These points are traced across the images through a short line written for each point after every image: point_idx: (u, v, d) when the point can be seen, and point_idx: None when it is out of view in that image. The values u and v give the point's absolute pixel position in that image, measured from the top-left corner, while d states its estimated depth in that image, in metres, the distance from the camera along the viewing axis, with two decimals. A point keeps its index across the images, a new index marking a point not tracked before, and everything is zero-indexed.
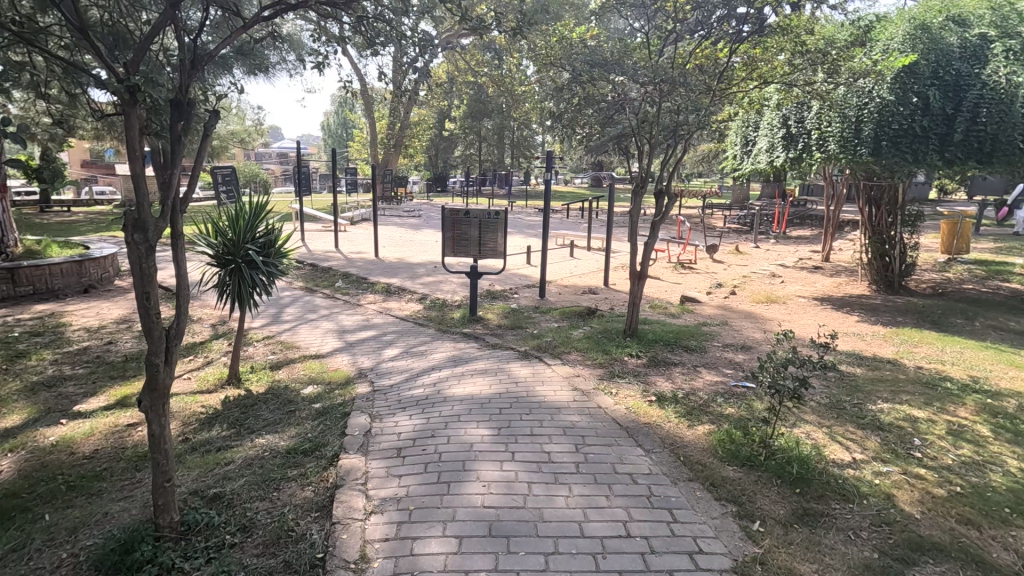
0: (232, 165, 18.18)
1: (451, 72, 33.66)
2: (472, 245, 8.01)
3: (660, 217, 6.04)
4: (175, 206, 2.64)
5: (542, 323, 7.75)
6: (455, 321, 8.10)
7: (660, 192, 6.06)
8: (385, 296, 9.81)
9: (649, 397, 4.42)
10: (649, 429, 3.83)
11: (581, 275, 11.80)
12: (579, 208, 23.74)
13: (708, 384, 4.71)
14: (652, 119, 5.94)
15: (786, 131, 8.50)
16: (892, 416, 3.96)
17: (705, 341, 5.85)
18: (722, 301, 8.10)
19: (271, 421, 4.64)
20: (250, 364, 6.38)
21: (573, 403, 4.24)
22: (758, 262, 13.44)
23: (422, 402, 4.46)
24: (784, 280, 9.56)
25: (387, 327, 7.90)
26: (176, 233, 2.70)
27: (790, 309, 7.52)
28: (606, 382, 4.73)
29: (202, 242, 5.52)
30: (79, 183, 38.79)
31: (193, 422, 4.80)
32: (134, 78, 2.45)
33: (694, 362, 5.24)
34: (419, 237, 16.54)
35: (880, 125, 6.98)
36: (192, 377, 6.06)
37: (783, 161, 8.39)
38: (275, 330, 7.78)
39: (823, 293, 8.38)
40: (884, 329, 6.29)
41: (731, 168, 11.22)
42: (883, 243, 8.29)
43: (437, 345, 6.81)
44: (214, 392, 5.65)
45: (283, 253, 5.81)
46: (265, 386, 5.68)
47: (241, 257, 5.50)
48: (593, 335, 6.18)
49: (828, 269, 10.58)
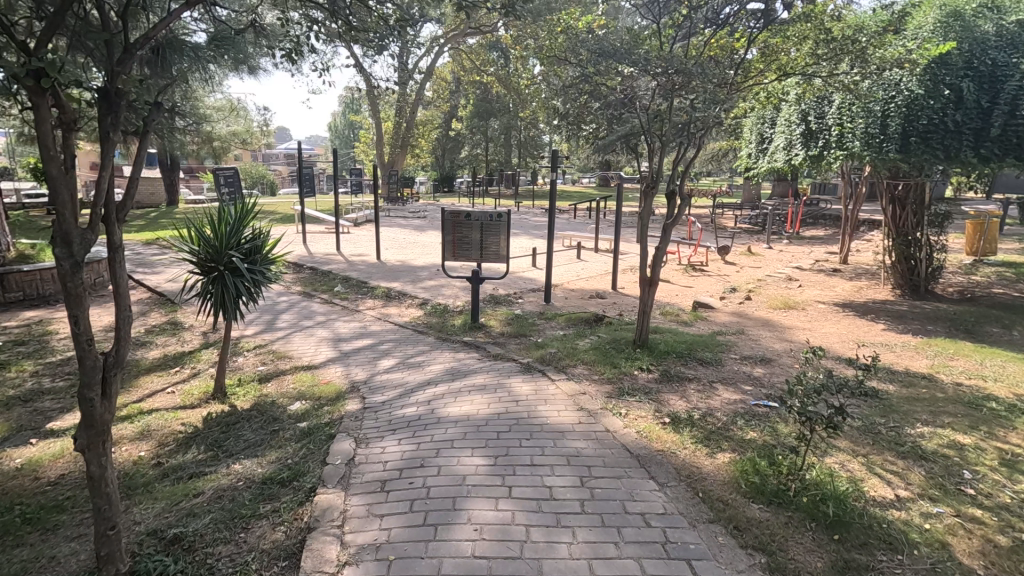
0: (235, 167, 17.98)
1: (457, 71, 33.40)
2: (474, 249, 7.65)
3: (672, 219, 5.62)
4: (110, 210, 2.33)
5: (548, 330, 7.39)
6: (456, 328, 7.74)
7: (671, 194, 5.62)
8: (385, 301, 9.48)
9: (662, 418, 4.03)
10: (663, 458, 3.44)
11: (588, 278, 11.42)
12: (587, 208, 23.37)
13: (727, 404, 4.31)
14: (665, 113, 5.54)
15: (805, 128, 8.04)
16: (936, 442, 3.55)
17: (721, 353, 5.45)
18: (737, 307, 7.70)
19: (252, 443, 4.29)
20: (238, 376, 6.06)
21: (579, 427, 3.85)
22: (772, 264, 12.98)
23: (414, 424, 4.09)
24: (802, 283, 9.13)
25: (385, 335, 7.56)
26: (116, 246, 2.40)
27: (810, 316, 7.09)
28: (615, 400, 4.34)
29: (183, 248, 5.20)
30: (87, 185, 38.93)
31: (169, 443, 4.46)
32: (47, 61, 2.12)
33: (710, 377, 4.84)
34: (422, 239, 16.21)
35: (909, 120, 6.57)
36: (177, 391, 5.74)
37: (803, 159, 7.92)
38: (268, 338, 7.46)
39: (844, 297, 7.95)
40: (915, 338, 5.84)
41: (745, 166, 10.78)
42: (909, 244, 7.83)
43: (435, 355, 6.45)
44: (198, 407, 5.33)
45: (270, 258, 5.50)
46: (251, 401, 5.34)
47: (224, 263, 5.17)
48: (601, 346, 5.80)
49: (848, 271, 10.12)
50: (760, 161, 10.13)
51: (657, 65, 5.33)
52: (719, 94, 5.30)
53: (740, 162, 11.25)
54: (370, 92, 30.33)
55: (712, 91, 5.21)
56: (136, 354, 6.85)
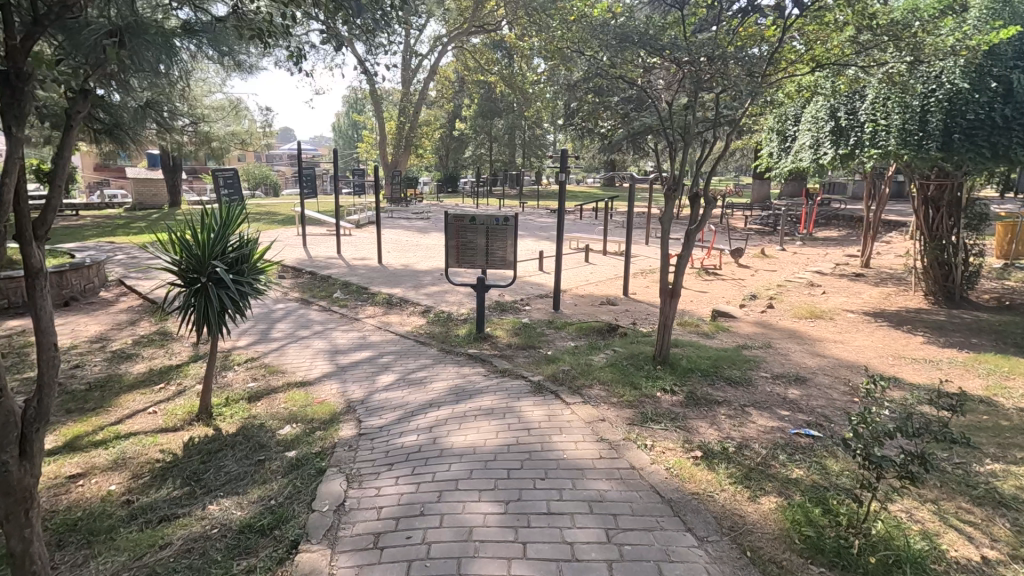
0: (234, 168, 17.61)
1: (461, 70, 33.11)
2: (480, 256, 7.20)
3: (694, 224, 5.14)
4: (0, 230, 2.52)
5: (558, 342, 6.94)
6: (460, 338, 7.30)
7: (695, 197, 5.11)
8: (386, 308, 9.04)
9: (694, 452, 3.56)
10: (700, 503, 2.99)
11: (598, 283, 10.97)
12: (593, 209, 22.89)
13: (764, 432, 3.85)
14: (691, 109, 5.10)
15: (834, 124, 7.53)
16: (1014, 484, 3.08)
17: (750, 370, 4.99)
18: (759, 316, 7.23)
19: (233, 477, 3.86)
20: (226, 395, 5.63)
21: (600, 463, 3.40)
22: (788, 267, 12.47)
23: (414, 457, 3.65)
24: (825, 288, 8.65)
25: (385, 346, 7.12)
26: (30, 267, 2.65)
27: (839, 326, 6.60)
28: (638, 430, 3.88)
29: (165, 256, 4.77)
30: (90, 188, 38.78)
31: (144, 475, 4.04)
32: None
33: (741, 400, 4.37)
34: (425, 241, 15.77)
35: (951, 115, 6.12)
36: (159, 411, 5.32)
37: (831, 158, 7.41)
38: (261, 351, 7.04)
39: (873, 305, 7.47)
40: (960, 354, 5.37)
41: (764, 166, 10.31)
42: (943, 249, 7.36)
43: (438, 371, 6.01)
44: (180, 430, 4.91)
45: (258, 268, 5.09)
46: (238, 424, 4.92)
47: (208, 274, 4.74)
48: (617, 362, 5.35)
49: (872, 276, 9.62)
50: (782, 160, 9.66)
51: (685, 54, 4.90)
52: (754, 85, 4.85)
53: (759, 161, 10.78)
54: (373, 90, 30.02)
55: (745, 82, 4.77)
56: (120, 368, 6.43)
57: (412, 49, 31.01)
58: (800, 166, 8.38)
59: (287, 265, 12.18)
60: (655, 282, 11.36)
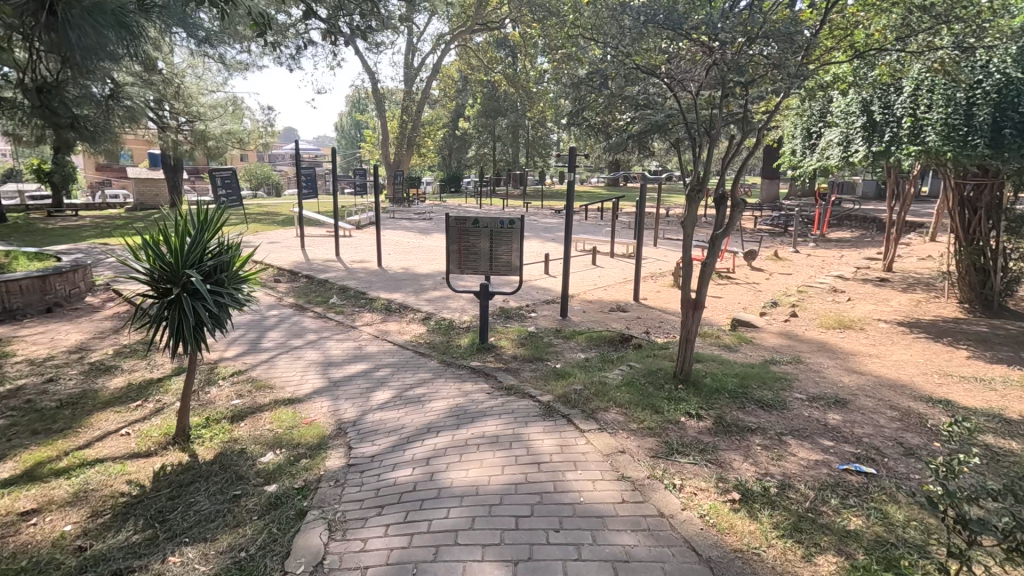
0: (232, 168, 17.24)
1: (464, 69, 32.77)
2: (484, 261, 6.74)
3: (722, 228, 4.65)
4: None
5: (567, 354, 6.48)
6: (462, 349, 6.84)
7: (721, 198, 4.61)
8: (385, 315, 8.60)
9: (731, 494, 3.09)
10: (744, 565, 2.52)
11: (607, 287, 10.52)
12: (598, 209, 22.42)
13: (809, 468, 3.36)
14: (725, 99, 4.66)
15: (867, 119, 7.08)
16: None
17: (782, 390, 4.52)
18: (782, 325, 6.75)
19: (203, 518, 3.40)
20: (207, 413, 5.19)
21: (624, 509, 2.93)
22: (804, 271, 11.99)
23: (407, 498, 3.19)
24: (849, 294, 8.17)
25: (382, 358, 6.66)
26: None
27: (871, 337, 6.12)
28: (663, 466, 3.41)
29: (135, 262, 4.31)
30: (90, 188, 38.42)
31: (105, 512, 3.60)
32: None
33: (777, 427, 3.90)
34: (427, 243, 15.34)
35: (1001, 107, 5.71)
36: (133, 432, 4.87)
37: (864, 155, 6.95)
38: (250, 362, 6.59)
39: (903, 314, 6.99)
40: (1012, 372, 4.88)
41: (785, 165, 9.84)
42: (980, 253, 6.89)
43: (438, 387, 5.55)
44: (153, 456, 4.46)
45: (239, 276, 4.63)
46: (216, 449, 4.46)
47: (183, 284, 4.29)
48: (634, 379, 4.88)
49: (897, 281, 9.14)
50: (805, 158, 9.19)
51: (716, 35, 4.49)
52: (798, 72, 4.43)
53: (781, 160, 10.31)
54: (375, 89, 29.66)
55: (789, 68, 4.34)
56: (97, 382, 5.99)
57: (415, 47, 30.64)
58: (827, 165, 7.91)
59: (284, 269, 11.74)
60: (666, 286, 10.89)
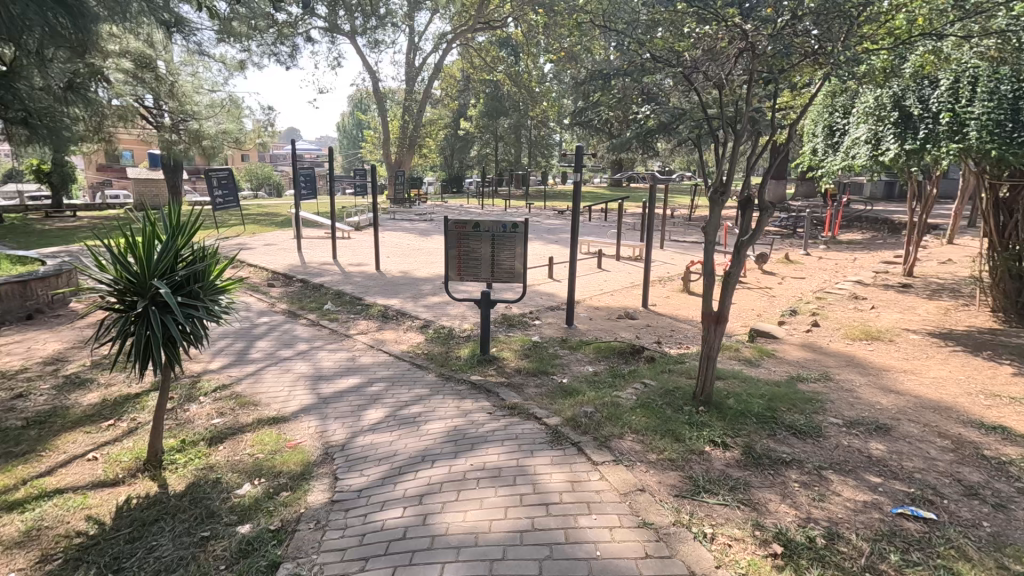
0: (228, 169, 16.93)
1: (466, 69, 32.31)
2: (485, 267, 6.31)
3: (746, 234, 4.20)
4: None
5: (574, 367, 6.05)
6: (462, 360, 6.42)
7: (745, 202, 4.17)
8: (381, 322, 8.18)
9: (772, 547, 2.65)
10: None
11: (614, 292, 10.10)
12: (603, 210, 22.02)
13: (857, 513, 2.92)
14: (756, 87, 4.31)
15: (898, 116, 6.71)
16: None
17: (815, 414, 4.08)
18: (805, 336, 6.31)
19: (164, 567, 3.00)
20: (184, 434, 4.77)
21: (649, 569, 2.51)
22: (818, 274, 11.54)
23: (396, 550, 2.79)
24: (872, 301, 7.74)
25: (376, 371, 6.24)
26: None
27: (903, 350, 5.68)
28: (690, 509, 2.97)
29: (96, 272, 3.87)
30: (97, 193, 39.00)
31: (56, 558, 3.19)
32: None
33: (815, 458, 3.46)
34: (428, 245, 14.95)
35: None
36: (102, 455, 4.46)
37: (895, 155, 6.54)
38: (235, 375, 6.17)
39: (932, 324, 6.56)
40: None
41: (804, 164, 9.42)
42: (1016, 259, 6.48)
43: (435, 405, 5.12)
44: (119, 485, 4.05)
45: (217, 287, 4.21)
46: (189, 479, 4.04)
47: (152, 296, 3.87)
48: (651, 399, 4.44)
49: (920, 286, 8.70)
50: (828, 155, 8.75)
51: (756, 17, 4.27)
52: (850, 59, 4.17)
53: (799, 159, 9.89)
54: (376, 89, 29.34)
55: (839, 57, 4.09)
56: (69, 397, 5.58)
57: (416, 46, 30.21)
58: (852, 164, 7.50)
59: (278, 272, 11.33)
60: (675, 290, 10.46)
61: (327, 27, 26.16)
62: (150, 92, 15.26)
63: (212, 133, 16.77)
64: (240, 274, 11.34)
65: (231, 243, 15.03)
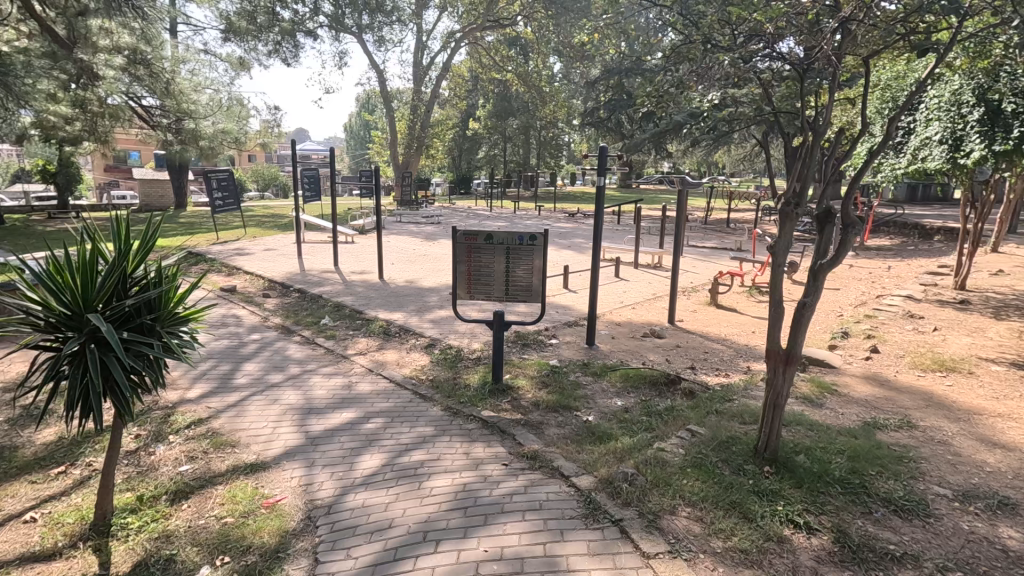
0: (228, 170, 16.39)
1: (475, 69, 31.60)
2: (499, 284, 5.55)
3: (824, 257, 3.37)
4: None
5: (601, 402, 5.28)
6: (472, 389, 5.66)
7: (827, 216, 3.36)
8: (382, 340, 7.44)
9: None
10: None
11: (635, 305, 9.33)
12: (615, 214, 21.29)
13: None
14: (834, 72, 3.53)
15: (985, 115, 7.21)
16: None
17: (914, 479, 3.29)
18: (865, 364, 5.53)
19: None
20: (143, 487, 4.05)
21: None
22: (854, 286, 10.72)
23: None
24: (930, 321, 6.94)
25: (375, 402, 5.48)
26: None
27: (987, 385, 4.88)
28: None
29: (19, 300, 3.13)
30: (104, 193, 39.06)
31: None
32: None
33: (933, 553, 2.66)
34: (435, 251, 14.27)
35: None
36: (41, 516, 3.74)
37: (986, 155, 7.03)
38: (215, 407, 5.42)
39: (1009, 351, 5.75)
40: None
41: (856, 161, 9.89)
42: None
43: (441, 451, 4.36)
44: (54, 563, 3.34)
45: (179, 316, 3.49)
46: (137, 557, 3.32)
47: (91, 332, 3.14)
48: (702, 454, 3.65)
49: (978, 303, 7.88)
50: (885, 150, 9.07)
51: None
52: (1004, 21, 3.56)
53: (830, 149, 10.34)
54: (384, 89, 28.83)
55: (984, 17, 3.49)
56: (20, 433, 4.86)
57: (424, 45, 29.60)
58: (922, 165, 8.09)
59: (275, 281, 10.64)
60: (701, 303, 9.67)
61: (334, 26, 25.55)
62: (143, 84, 14.38)
63: (210, 132, 15.93)
64: (234, 283, 10.64)
65: (229, 249, 14.36)
